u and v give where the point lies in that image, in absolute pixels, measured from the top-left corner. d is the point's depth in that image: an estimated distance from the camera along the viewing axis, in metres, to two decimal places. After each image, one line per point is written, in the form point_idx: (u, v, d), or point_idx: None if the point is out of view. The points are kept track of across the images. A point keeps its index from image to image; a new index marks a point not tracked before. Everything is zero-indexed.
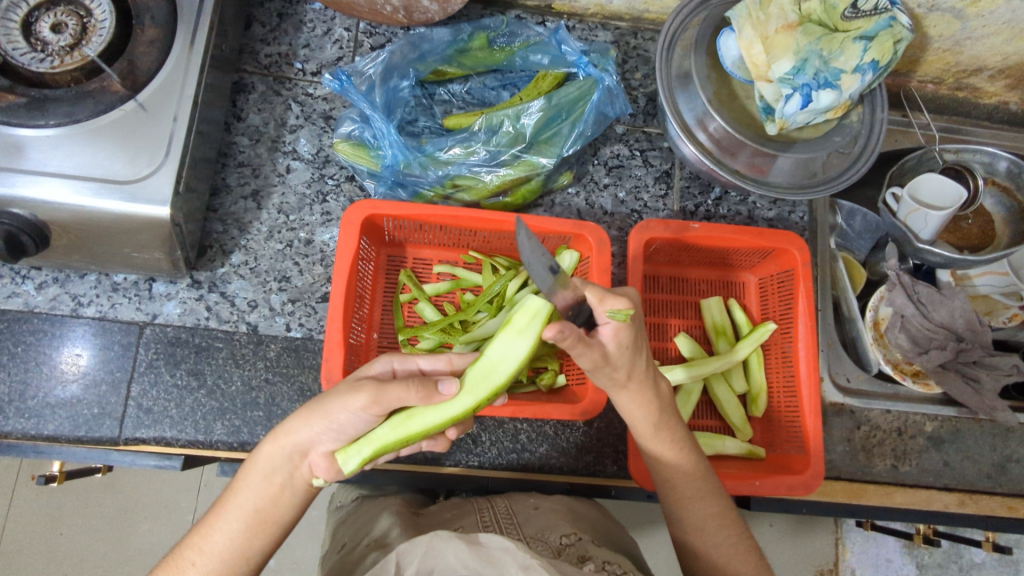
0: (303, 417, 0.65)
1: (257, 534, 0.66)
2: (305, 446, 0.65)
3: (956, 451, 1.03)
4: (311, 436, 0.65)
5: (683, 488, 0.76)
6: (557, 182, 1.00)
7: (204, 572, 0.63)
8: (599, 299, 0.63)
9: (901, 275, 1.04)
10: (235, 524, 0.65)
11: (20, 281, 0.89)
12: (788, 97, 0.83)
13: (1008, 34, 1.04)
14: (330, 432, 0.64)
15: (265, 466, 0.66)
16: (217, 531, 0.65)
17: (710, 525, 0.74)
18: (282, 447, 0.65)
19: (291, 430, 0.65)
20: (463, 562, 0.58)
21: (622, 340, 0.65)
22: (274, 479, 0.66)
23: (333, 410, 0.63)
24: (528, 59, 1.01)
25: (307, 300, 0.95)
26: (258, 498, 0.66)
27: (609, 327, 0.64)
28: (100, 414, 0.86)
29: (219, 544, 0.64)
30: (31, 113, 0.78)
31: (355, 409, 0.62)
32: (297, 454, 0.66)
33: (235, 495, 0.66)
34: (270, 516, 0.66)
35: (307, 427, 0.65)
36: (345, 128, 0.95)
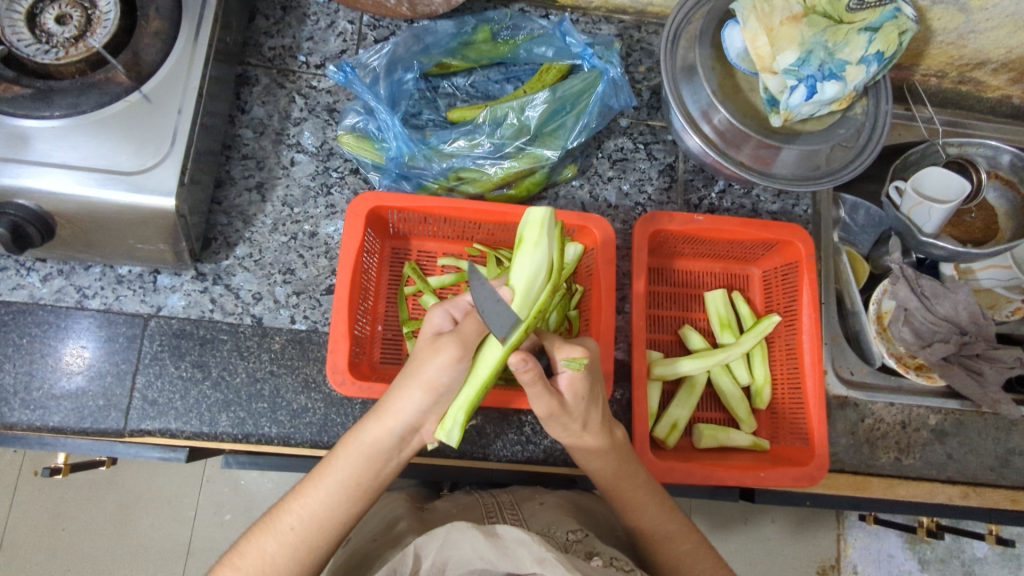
0: (404, 394, 0.65)
1: (355, 503, 0.68)
2: (413, 423, 0.66)
3: (959, 444, 1.03)
4: (416, 411, 0.65)
5: (652, 533, 0.78)
6: (561, 175, 1.00)
7: (303, 537, 0.65)
8: (558, 346, 0.67)
9: (904, 269, 1.03)
10: (335, 494, 0.67)
11: (25, 273, 0.90)
12: (793, 89, 0.83)
13: (1011, 27, 1.04)
14: (433, 399, 0.65)
15: (370, 447, 0.66)
16: (317, 498, 0.66)
17: (687, 560, 0.76)
18: (390, 428, 0.66)
19: (396, 409, 0.65)
20: (479, 554, 0.61)
21: (576, 390, 0.68)
22: (381, 453, 0.67)
23: (430, 377, 0.64)
24: (532, 51, 1.01)
25: (311, 292, 0.95)
26: (361, 473, 0.67)
27: (565, 377, 0.67)
28: (105, 405, 0.86)
29: (317, 510, 0.66)
30: (36, 104, 0.78)
31: (449, 366, 0.64)
32: (405, 432, 0.67)
33: (331, 467, 0.67)
34: (371, 487, 0.68)
35: (411, 402, 0.65)
36: (350, 119, 0.95)
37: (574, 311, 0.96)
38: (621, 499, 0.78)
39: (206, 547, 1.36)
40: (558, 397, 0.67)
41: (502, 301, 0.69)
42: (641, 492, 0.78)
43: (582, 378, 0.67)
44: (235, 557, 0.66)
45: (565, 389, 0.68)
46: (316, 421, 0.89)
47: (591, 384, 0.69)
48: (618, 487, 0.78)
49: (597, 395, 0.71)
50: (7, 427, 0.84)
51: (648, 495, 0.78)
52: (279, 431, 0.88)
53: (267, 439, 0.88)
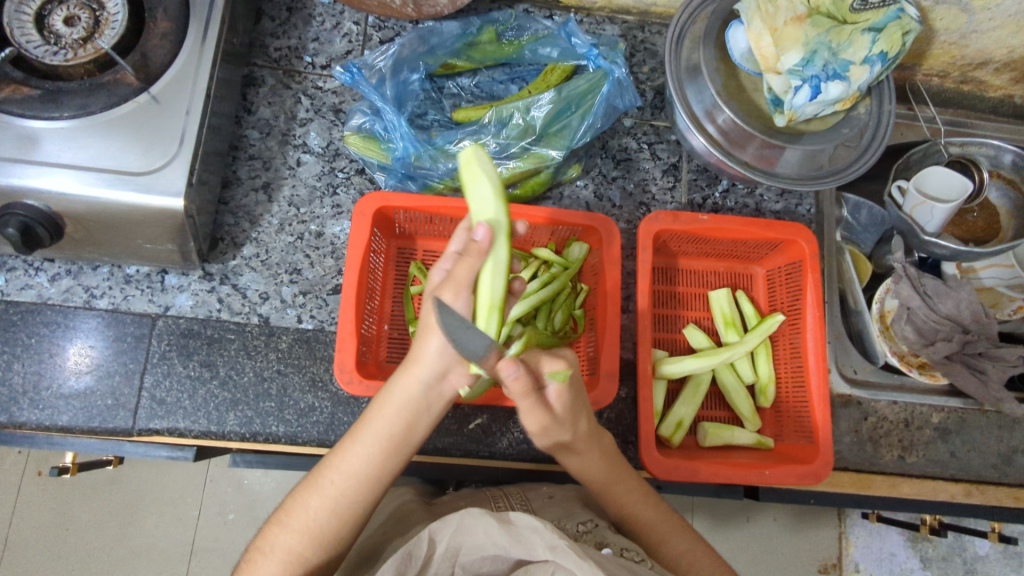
0: (424, 340, 0.67)
1: (391, 457, 0.69)
2: (438, 369, 0.67)
3: (962, 442, 1.04)
4: (439, 355, 0.66)
5: (650, 534, 0.79)
6: (566, 175, 1.00)
7: (343, 493, 0.67)
8: (540, 362, 0.68)
9: (907, 267, 1.05)
10: (370, 449, 0.68)
11: (33, 273, 0.90)
12: (797, 89, 0.84)
13: (1013, 27, 1.05)
14: (454, 342, 0.66)
15: (402, 396, 0.68)
16: (354, 453, 0.68)
17: (684, 560, 0.79)
18: (417, 375, 0.68)
19: (420, 358, 0.67)
20: (493, 539, 0.61)
21: (565, 400, 0.68)
22: (410, 402, 0.68)
23: (439, 323, 0.65)
24: (537, 52, 1.02)
25: (317, 292, 0.95)
26: (394, 425, 0.68)
27: (552, 391, 0.67)
28: (114, 405, 0.87)
29: (354, 466, 0.68)
30: (46, 105, 0.79)
31: (454, 308, 0.65)
32: (432, 379, 0.68)
33: (367, 421, 0.69)
34: (406, 438, 0.69)
35: (431, 347, 0.66)
36: (356, 120, 0.96)
37: (579, 310, 0.96)
38: (616, 504, 0.79)
39: (211, 546, 1.37)
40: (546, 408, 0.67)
41: (482, 237, 0.67)
42: (634, 497, 0.79)
43: (567, 388, 0.67)
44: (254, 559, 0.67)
45: (553, 404, 0.67)
46: (323, 420, 0.89)
47: (574, 392, 0.69)
48: (611, 494, 0.78)
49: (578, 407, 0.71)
50: (16, 427, 0.85)
51: (643, 498, 0.80)
52: (286, 430, 0.89)
53: (274, 438, 0.88)
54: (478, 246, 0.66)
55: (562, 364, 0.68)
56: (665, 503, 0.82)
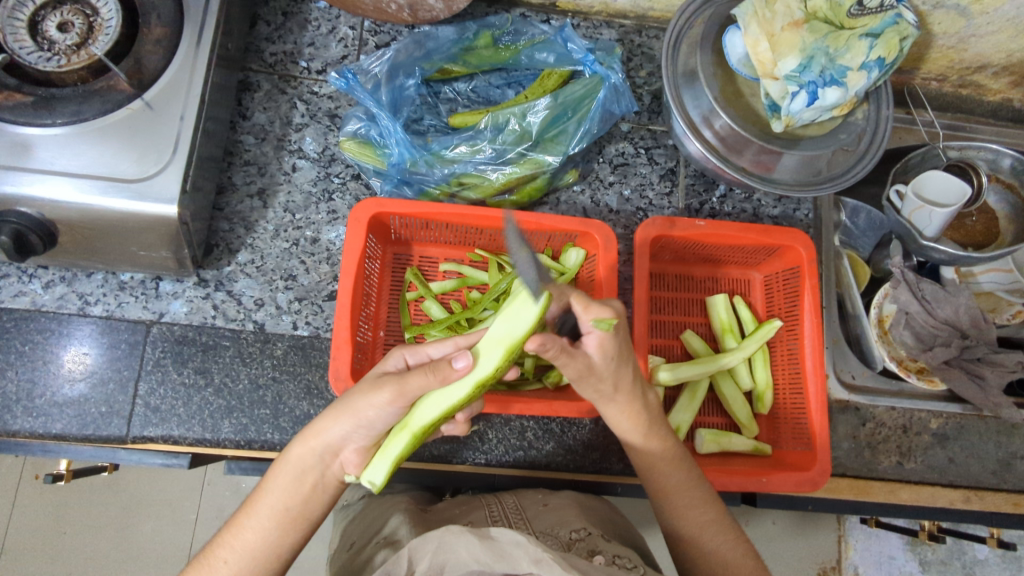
0: (331, 416, 0.66)
1: (288, 532, 0.67)
2: (336, 445, 0.67)
3: (961, 448, 1.03)
4: (341, 436, 0.67)
5: (677, 496, 0.77)
6: (562, 180, 1.00)
7: (236, 569, 0.65)
8: (585, 309, 0.65)
9: (906, 272, 1.04)
10: (264, 523, 0.67)
11: (27, 280, 0.89)
12: (794, 95, 0.83)
13: (1012, 31, 1.04)
14: (359, 430, 0.66)
15: (297, 466, 0.67)
16: (249, 529, 0.66)
17: (705, 531, 0.75)
18: (312, 447, 0.67)
19: (320, 431, 0.67)
20: (475, 557, 0.60)
21: (606, 348, 0.68)
22: (305, 473, 0.68)
23: (360, 410, 0.65)
24: (534, 57, 1.01)
25: (313, 298, 0.95)
26: (290, 496, 0.67)
27: (594, 338, 0.67)
28: (107, 412, 0.86)
29: (251, 541, 0.66)
30: (38, 112, 0.78)
31: (381, 406, 0.64)
32: (327, 453, 0.68)
33: (264, 495, 0.68)
34: (301, 513, 0.68)
35: (334, 428, 0.66)
36: (351, 126, 0.95)
37: None
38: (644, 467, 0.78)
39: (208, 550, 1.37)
40: (586, 357, 0.67)
41: (460, 366, 0.65)
42: (665, 460, 0.78)
43: (610, 336, 0.67)
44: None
45: (595, 350, 0.67)
46: None
47: (619, 343, 0.69)
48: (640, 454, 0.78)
49: (627, 352, 0.71)
50: (9, 435, 0.84)
51: (670, 465, 0.77)
52: (281, 437, 0.88)
53: (269, 446, 0.88)
54: (448, 372, 0.64)
55: (609, 312, 0.66)
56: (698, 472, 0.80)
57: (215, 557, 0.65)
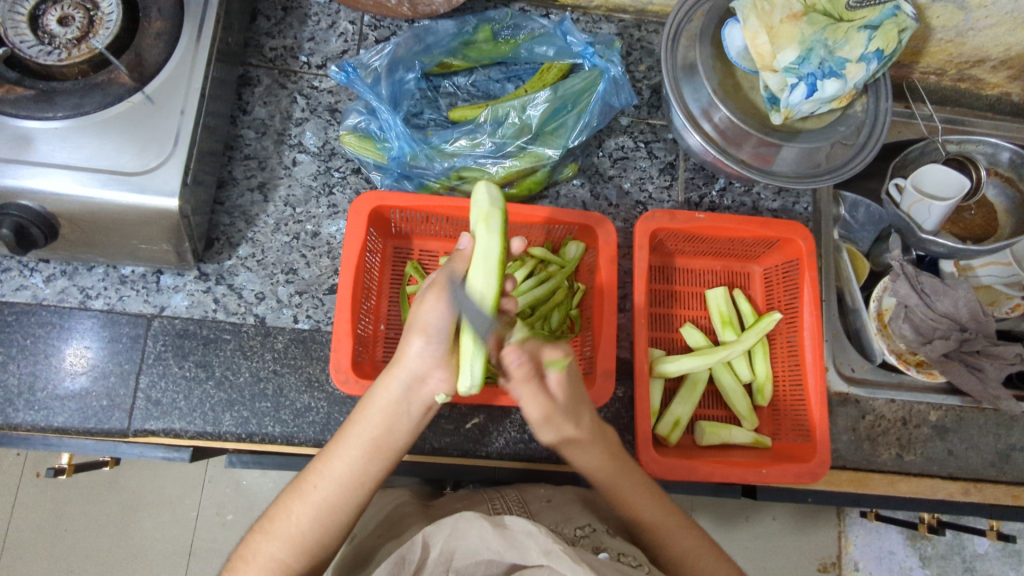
0: (405, 342, 0.67)
1: (373, 461, 0.68)
2: (419, 371, 0.67)
3: (960, 440, 1.04)
4: (419, 358, 0.66)
5: (658, 528, 0.78)
6: (562, 174, 1.01)
7: (326, 497, 0.66)
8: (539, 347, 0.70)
9: (905, 266, 1.05)
10: (353, 452, 0.67)
11: (28, 274, 0.90)
12: (793, 87, 0.83)
13: (1010, 25, 1.05)
14: (431, 344, 0.65)
15: (381, 398, 0.67)
16: (339, 458, 0.67)
17: (690, 556, 0.76)
18: (396, 376, 0.67)
19: (401, 359, 0.67)
20: (487, 543, 0.61)
21: (565, 387, 0.71)
22: (391, 405, 0.67)
23: (421, 321, 0.65)
24: (534, 51, 1.01)
25: (314, 292, 0.95)
26: (375, 427, 0.67)
27: (552, 378, 0.71)
28: (109, 405, 0.86)
29: (340, 471, 0.67)
30: (40, 105, 0.78)
31: (434, 308, 0.65)
32: (411, 382, 0.67)
33: (353, 424, 0.68)
34: (386, 445, 0.68)
35: (411, 349, 0.66)
36: (351, 120, 0.96)
37: (575, 311, 0.96)
38: (623, 503, 0.78)
39: (208, 546, 1.37)
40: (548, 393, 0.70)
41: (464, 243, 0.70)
42: (640, 490, 0.78)
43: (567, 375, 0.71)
44: (236, 564, 0.65)
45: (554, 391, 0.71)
46: (319, 420, 0.89)
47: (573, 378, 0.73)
48: (617, 489, 0.78)
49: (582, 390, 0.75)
50: (11, 428, 0.85)
51: (647, 495, 0.79)
52: (281, 430, 0.88)
53: (270, 438, 0.88)
54: (459, 253, 0.70)
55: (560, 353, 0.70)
56: (668, 500, 0.81)
57: (307, 482, 0.66)
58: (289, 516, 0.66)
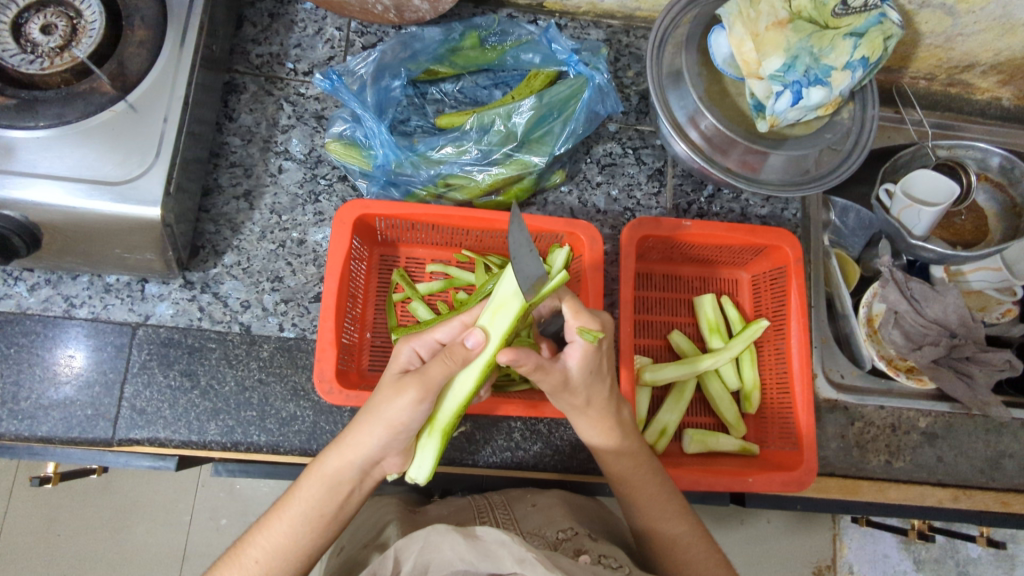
0: (364, 430, 0.66)
1: (322, 533, 0.68)
2: (376, 456, 0.68)
3: (949, 446, 1.03)
4: (380, 447, 0.67)
5: (649, 509, 0.78)
6: (550, 181, 1.00)
7: (268, 570, 0.66)
8: (575, 316, 0.70)
9: (894, 271, 1.05)
10: (299, 527, 0.67)
11: (12, 283, 0.89)
12: (779, 94, 0.83)
13: (999, 30, 1.04)
14: (395, 436, 0.67)
15: (331, 477, 0.67)
16: (279, 532, 0.67)
17: (681, 543, 0.77)
18: (351, 461, 0.67)
19: (357, 445, 0.66)
20: (460, 555, 0.60)
21: (589, 359, 0.71)
22: (343, 484, 0.68)
23: (391, 418, 0.65)
24: (520, 58, 1.01)
25: (300, 300, 0.95)
26: (320, 503, 0.67)
27: (577, 349, 0.70)
28: (94, 415, 0.86)
29: (281, 543, 0.66)
30: (21, 115, 0.78)
31: (410, 408, 0.65)
32: (366, 464, 0.68)
33: (293, 499, 0.68)
34: (335, 517, 0.69)
35: (372, 441, 0.66)
36: (337, 127, 0.95)
37: None
38: (623, 481, 0.79)
39: (200, 552, 1.37)
40: (567, 368, 0.71)
41: (472, 344, 0.70)
42: (642, 472, 0.79)
43: (592, 350, 0.70)
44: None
45: (576, 361, 0.71)
46: (305, 429, 0.89)
47: (600, 359, 0.72)
48: (615, 470, 0.79)
49: (605, 370, 0.73)
50: None
51: (648, 476, 0.79)
52: (267, 439, 0.88)
53: (256, 447, 0.88)
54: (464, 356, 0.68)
55: (595, 326, 0.70)
56: (671, 485, 0.81)
57: (247, 556, 0.65)
58: None
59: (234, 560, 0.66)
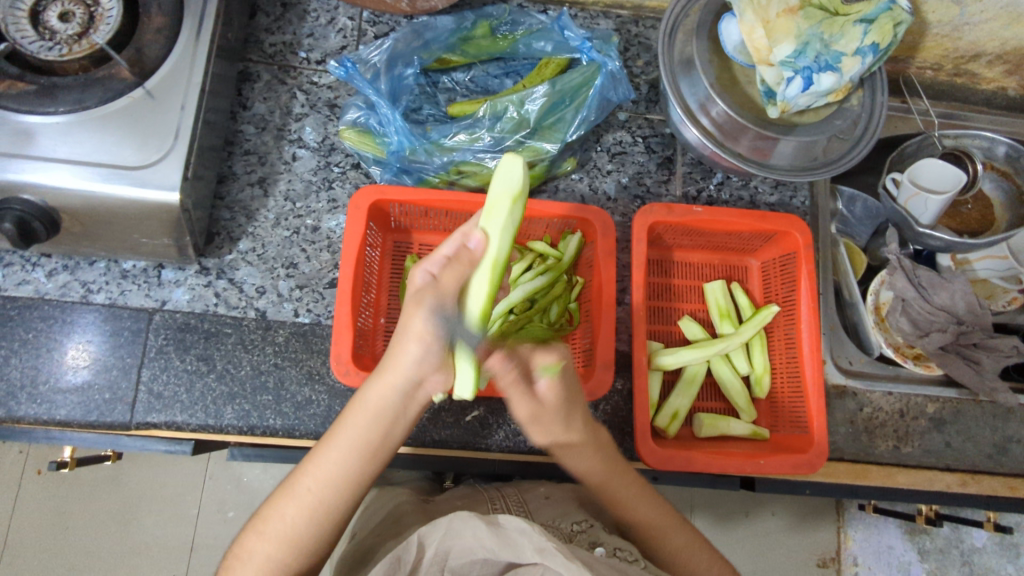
0: (400, 350, 0.67)
1: (369, 462, 0.70)
2: (416, 377, 0.69)
3: (957, 432, 1.04)
4: (417, 365, 0.68)
5: (652, 526, 0.79)
6: (561, 168, 1.01)
7: (320, 499, 0.68)
8: (533, 356, 0.73)
9: (902, 259, 1.06)
10: (346, 455, 0.68)
11: (30, 268, 0.90)
12: (790, 80, 0.84)
13: (1005, 19, 1.05)
14: (429, 350, 0.67)
15: (374, 405, 0.69)
16: (330, 461, 0.68)
17: (685, 552, 0.79)
18: (391, 384, 0.68)
19: (395, 366, 0.68)
20: (482, 542, 0.61)
21: (557, 392, 0.72)
22: (385, 411, 0.69)
23: (418, 329, 0.65)
24: (531, 46, 1.02)
25: (314, 286, 0.96)
26: (369, 431, 0.69)
27: (543, 383, 0.72)
28: (111, 399, 0.87)
29: (331, 473, 0.68)
30: (41, 100, 0.79)
31: (432, 316, 0.64)
32: (407, 387, 0.69)
33: (342, 429, 0.69)
34: (381, 446, 0.70)
35: (409, 358, 0.67)
36: (351, 115, 0.96)
37: (574, 303, 0.97)
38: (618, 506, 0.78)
39: (210, 543, 1.37)
40: (538, 399, 0.72)
41: (476, 244, 0.69)
42: (636, 492, 0.79)
43: (558, 383, 0.72)
44: (261, 523, 0.68)
45: (545, 395, 0.72)
46: (320, 413, 0.90)
47: (569, 384, 0.74)
48: (610, 494, 0.77)
49: (577, 394, 0.76)
50: (14, 422, 0.85)
51: (637, 493, 0.79)
52: (282, 423, 0.89)
53: (272, 431, 0.88)
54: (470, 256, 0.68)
55: (553, 358, 0.73)
56: (664, 502, 0.82)
57: (300, 487, 0.67)
58: (281, 519, 0.67)
59: (289, 492, 0.68)
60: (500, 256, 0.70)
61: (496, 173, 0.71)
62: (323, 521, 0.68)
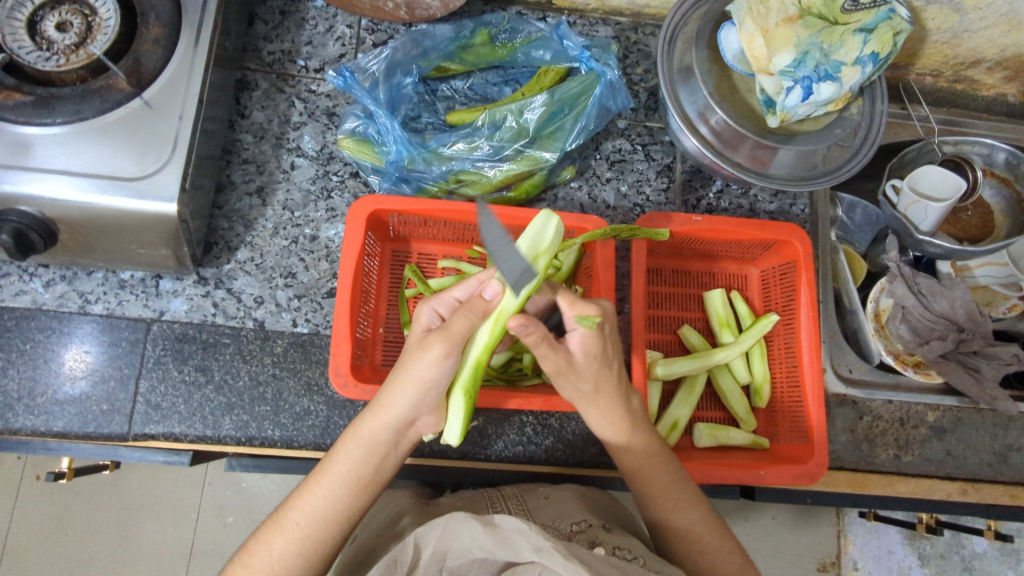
0: (395, 388, 0.69)
1: (359, 497, 0.70)
2: (408, 417, 0.70)
3: (957, 440, 1.04)
4: (411, 405, 0.70)
5: (663, 497, 0.78)
6: (560, 177, 1.01)
7: (309, 532, 0.67)
8: (570, 305, 0.70)
9: (902, 267, 1.05)
10: (336, 489, 0.69)
11: (27, 278, 0.90)
12: (789, 90, 0.84)
13: (1005, 26, 1.05)
14: (426, 393, 0.69)
15: (367, 440, 0.70)
16: (321, 495, 0.68)
17: (694, 530, 0.77)
18: (385, 420, 0.69)
19: (389, 404, 0.69)
20: (478, 543, 0.61)
21: (590, 345, 0.71)
22: (378, 446, 0.70)
23: (418, 374, 0.67)
24: (531, 55, 1.02)
25: (312, 296, 0.95)
26: (360, 466, 0.69)
27: (577, 335, 0.71)
28: (109, 410, 0.87)
29: (322, 506, 0.68)
30: (38, 111, 0.79)
31: (436, 362, 0.66)
32: (400, 425, 0.70)
33: (333, 463, 0.70)
34: (372, 480, 0.70)
35: (404, 399, 0.69)
36: (349, 123, 0.95)
37: None
38: (635, 469, 0.79)
39: (209, 549, 1.37)
40: (568, 354, 0.71)
41: (490, 295, 0.68)
42: (654, 459, 0.78)
43: (592, 335, 0.71)
44: (246, 557, 0.67)
45: (577, 347, 0.71)
46: (319, 424, 0.90)
47: (602, 342, 0.72)
48: (625, 456, 0.79)
49: (609, 355, 0.74)
50: (12, 433, 0.85)
51: (659, 467, 0.78)
52: (281, 434, 0.89)
53: (270, 442, 0.88)
54: (484, 304, 0.68)
55: (592, 312, 0.70)
56: (683, 472, 0.80)
57: (288, 518, 0.67)
58: (268, 550, 0.66)
59: (278, 524, 0.68)
60: (508, 309, 0.71)
61: (529, 227, 0.76)
62: (310, 557, 0.67)
